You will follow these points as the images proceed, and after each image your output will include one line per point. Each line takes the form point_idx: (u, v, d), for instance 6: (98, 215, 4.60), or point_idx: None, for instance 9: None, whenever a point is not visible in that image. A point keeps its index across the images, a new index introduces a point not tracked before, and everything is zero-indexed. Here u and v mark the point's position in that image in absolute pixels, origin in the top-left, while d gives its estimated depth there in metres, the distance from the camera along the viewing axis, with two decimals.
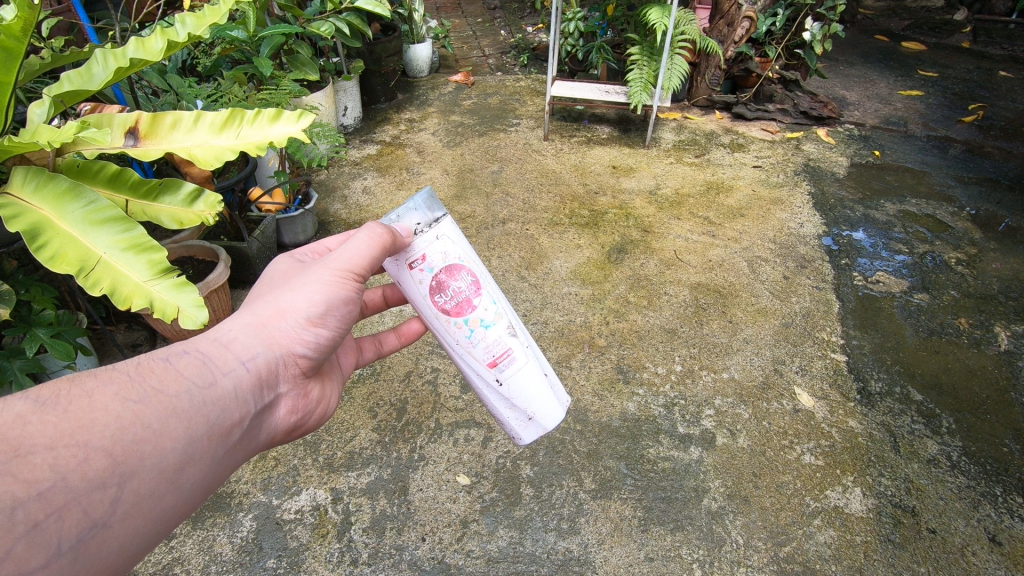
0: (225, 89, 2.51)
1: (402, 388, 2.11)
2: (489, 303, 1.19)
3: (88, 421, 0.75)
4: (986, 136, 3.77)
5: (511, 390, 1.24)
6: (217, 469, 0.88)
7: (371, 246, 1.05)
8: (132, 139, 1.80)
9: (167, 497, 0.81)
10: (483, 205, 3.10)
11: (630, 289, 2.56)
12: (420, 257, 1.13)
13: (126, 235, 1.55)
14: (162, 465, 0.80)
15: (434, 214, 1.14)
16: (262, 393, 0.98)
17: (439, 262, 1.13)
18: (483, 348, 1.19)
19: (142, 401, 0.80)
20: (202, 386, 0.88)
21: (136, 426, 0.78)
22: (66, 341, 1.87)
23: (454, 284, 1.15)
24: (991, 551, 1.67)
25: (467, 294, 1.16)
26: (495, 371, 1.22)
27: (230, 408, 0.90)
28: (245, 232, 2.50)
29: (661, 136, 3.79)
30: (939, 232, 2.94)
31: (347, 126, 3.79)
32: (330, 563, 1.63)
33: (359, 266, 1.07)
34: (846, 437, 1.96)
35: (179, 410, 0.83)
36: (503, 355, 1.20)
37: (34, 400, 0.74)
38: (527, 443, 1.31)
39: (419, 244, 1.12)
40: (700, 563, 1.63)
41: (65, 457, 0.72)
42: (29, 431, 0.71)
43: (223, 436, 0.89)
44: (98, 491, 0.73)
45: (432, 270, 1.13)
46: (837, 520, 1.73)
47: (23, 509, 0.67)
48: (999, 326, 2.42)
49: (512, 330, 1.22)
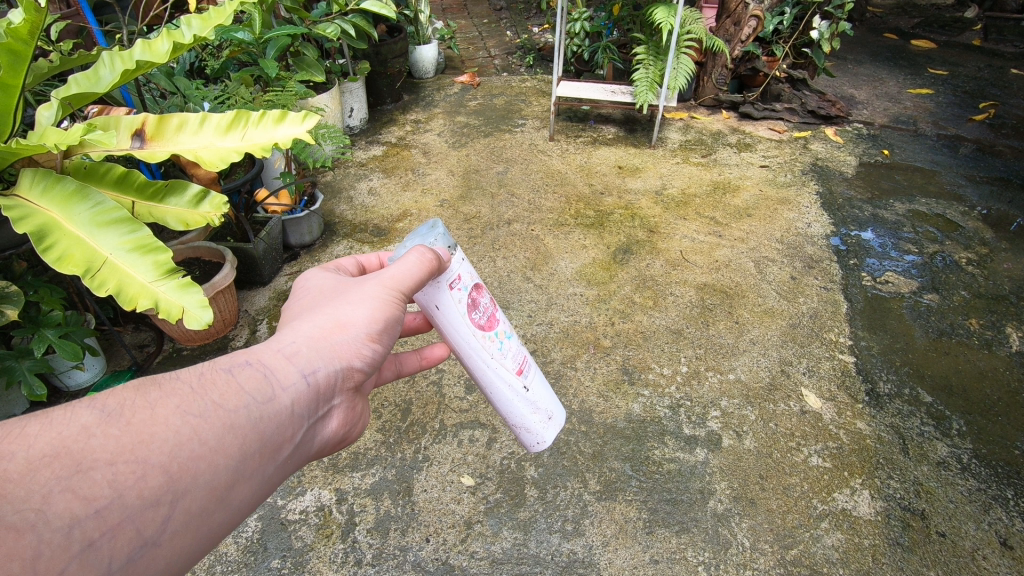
0: (232, 91, 2.55)
1: (406, 389, 2.12)
2: (505, 323, 1.27)
3: (148, 435, 0.73)
4: (997, 135, 3.72)
5: (534, 394, 1.34)
6: (265, 487, 0.84)
7: (422, 267, 1.06)
8: (139, 141, 1.80)
9: (216, 516, 0.77)
10: (488, 205, 3.09)
11: (635, 290, 2.54)
12: (456, 277, 1.14)
13: (131, 237, 1.56)
14: (213, 482, 0.77)
15: (452, 244, 1.14)
16: (317, 406, 0.93)
17: (469, 285, 1.17)
18: (511, 358, 1.27)
19: (201, 415, 0.78)
20: (261, 401, 0.85)
21: (194, 442, 0.76)
22: (74, 342, 1.88)
23: (482, 300, 1.21)
24: (1002, 555, 1.64)
25: (491, 308, 1.23)
26: (521, 378, 1.30)
27: (285, 426, 0.87)
28: (251, 233, 2.51)
29: (667, 136, 3.77)
30: (949, 232, 2.91)
31: (353, 127, 3.80)
32: (335, 563, 1.63)
33: (410, 286, 1.04)
34: (854, 439, 1.94)
35: (235, 426, 0.81)
36: (525, 361, 1.31)
37: (100, 411, 0.73)
38: (550, 445, 1.40)
39: (454, 266, 1.14)
40: (706, 566, 1.62)
41: (124, 474, 0.70)
42: (92, 444, 0.70)
43: (273, 452, 0.85)
44: (151, 508, 0.70)
45: (467, 288, 1.16)
46: (845, 524, 1.71)
47: (80, 528, 0.65)
48: (1011, 327, 2.39)
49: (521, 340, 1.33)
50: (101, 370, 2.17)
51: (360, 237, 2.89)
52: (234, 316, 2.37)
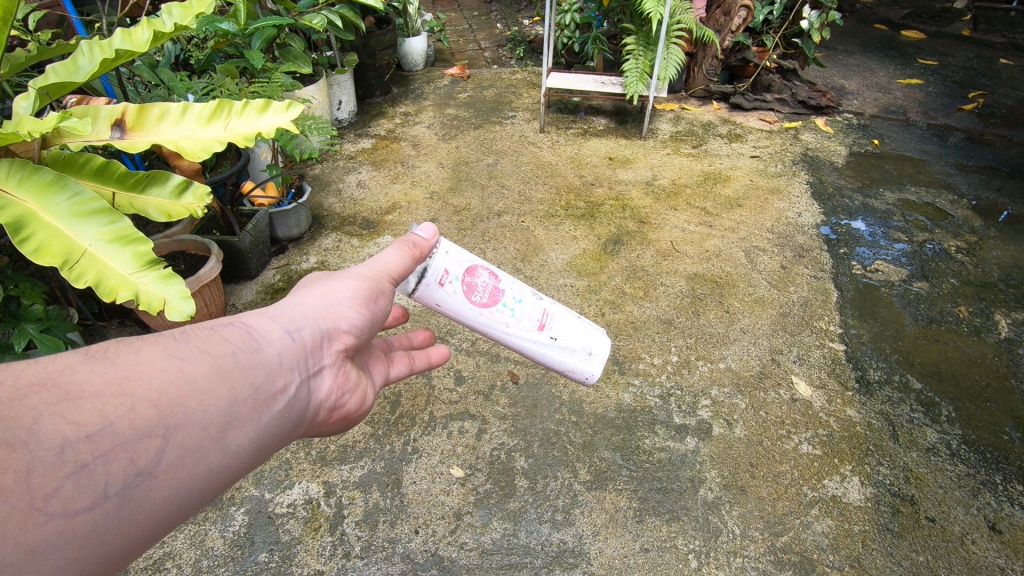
0: (217, 82, 2.51)
1: (395, 381, 2.10)
2: (511, 283, 1.32)
3: (137, 371, 0.72)
4: (986, 125, 3.73)
5: (564, 340, 1.41)
6: (261, 437, 0.82)
7: (399, 254, 1.13)
8: (118, 132, 1.76)
9: (211, 456, 0.76)
10: (478, 197, 3.08)
11: (626, 281, 2.53)
12: (443, 273, 1.23)
13: (112, 227, 1.54)
14: (207, 421, 0.76)
15: (436, 244, 1.23)
16: (307, 364, 0.93)
17: (462, 274, 1.25)
18: (527, 319, 1.34)
19: (189, 357, 0.78)
20: (249, 350, 0.85)
21: (183, 380, 0.75)
22: (55, 336, 1.85)
23: (478, 280, 1.27)
24: (990, 539, 1.65)
25: (492, 283, 1.29)
26: (546, 332, 1.38)
27: (276, 375, 0.86)
28: (237, 225, 2.48)
29: (658, 127, 3.76)
30: (939, 221, 2.92)
31: (342, 120, 3.76)
32: (323, 556, 1.61)
33: (387, 268, 1.10)
34: (844, 426, 1.94)
35: (225, 369, 0.80)
36: (545, 315, 1.36)
37: (84, 352, 0.72)
38: (598, 376, 1.48)
39: (438, 262, 1.22)
40: (697, 554, 1.61)
41: (113, 404, 0.69)
42: (79, 377, 0.69)
43: (267, 401, 0.84)
44: (144, 438, 0.69)
45: (458, 278, 1.24)
46: (835, 510, 1.71)
47: (72, 450, 0.65)
48: (1000, 314, 2.39)
49: (538, 295, 1.38)
50: None
51: (349, 229, 2.86)
52: (221, 310, 2.35)
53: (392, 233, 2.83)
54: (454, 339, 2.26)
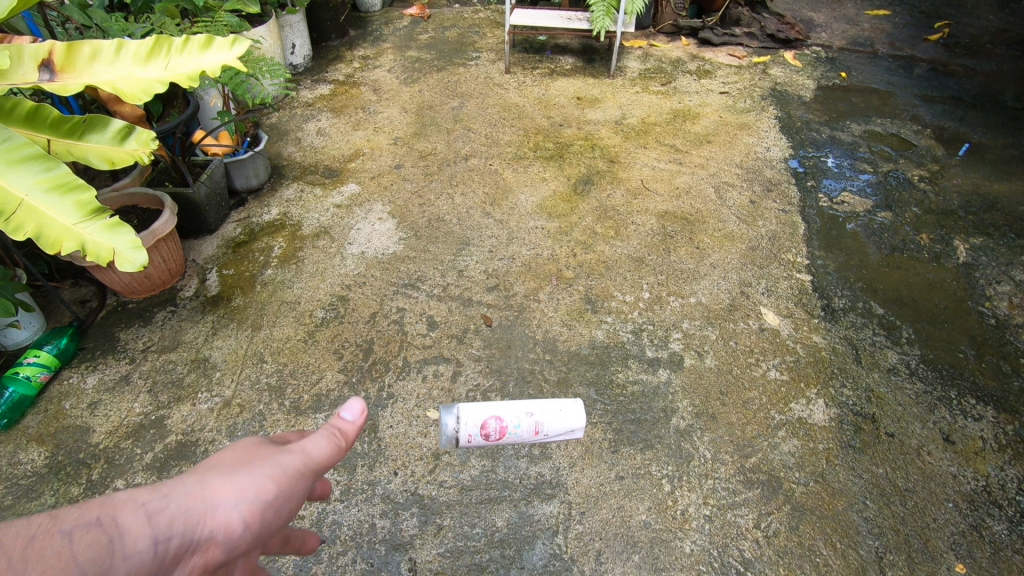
0: (157, 24, 2.37)
1: (367, 329, 2.07)
2: (510, 409, 1.42)
3: None
4: (951, 55, 3.73)
5: (561, 429, 1.45)
6: None
7: (330, 443, 0.90)
8: (46, 73, 1.62)
9: None
10: (443, 142, 2.98)
11: (597, 220, 2.52)
12: (466, 436, 1.39)
13: (48, 175, 1.44)
14: None
15: (449, 422, 1.39)
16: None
17: (471, 429, 1.39)
18: (531, 434, 1.44)
19: None
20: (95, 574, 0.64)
21: None
22: (3, 297, 1.75)
23: (489, 428, 1.40)
24: (944, 449, 1.73)
25: (497, 424, 1.40)
26: (546, 432, 1.45)
27: None
28: (191, 177, 2.37)
29: (626, 65, 3.67)
30: (903, 151, 2.94)
31: (297, 65, 3.57)
32: (302, 502, 1.62)
33: (309, 462, 0.87)
34: (810, 352, 2.00)
35: None
36: (542, 423, 1.43)
37: None
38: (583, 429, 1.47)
39: (461, 431, 1.39)
40: (670, 478, 1.66)
41: None
42: None
43: None
44: None
45: (474, 432, 1.39)
46: (801, 430, 1.78)
47: None
48: (958, 240, 2.45)
49: (532, 409, 1.43)
50: (39, 328, 2.05)
51: (311, 179, 2.76)
52: (180, 266, 2.27)
53: (356, 182, 2.74)
54: (425, 285, 2.23)
